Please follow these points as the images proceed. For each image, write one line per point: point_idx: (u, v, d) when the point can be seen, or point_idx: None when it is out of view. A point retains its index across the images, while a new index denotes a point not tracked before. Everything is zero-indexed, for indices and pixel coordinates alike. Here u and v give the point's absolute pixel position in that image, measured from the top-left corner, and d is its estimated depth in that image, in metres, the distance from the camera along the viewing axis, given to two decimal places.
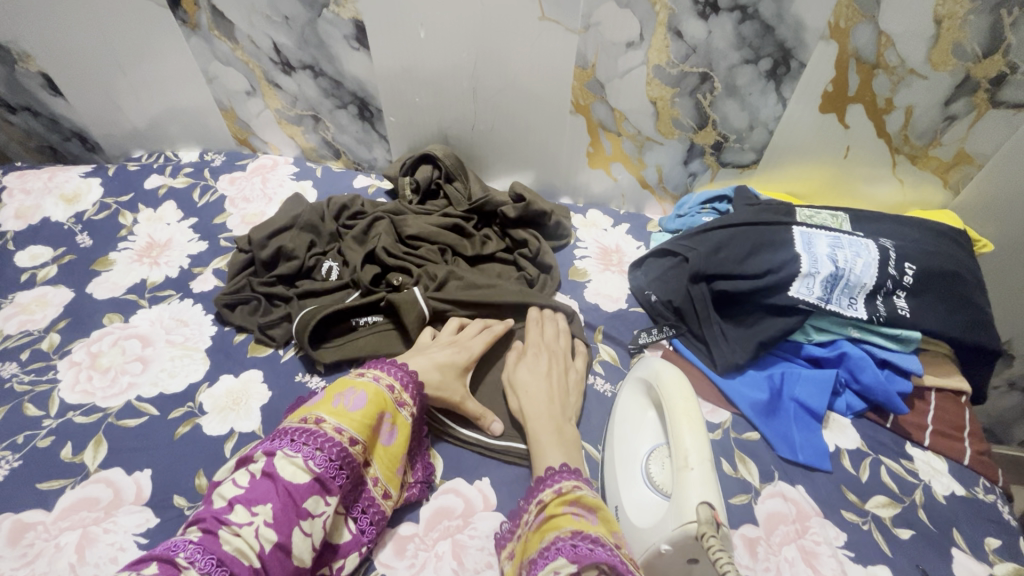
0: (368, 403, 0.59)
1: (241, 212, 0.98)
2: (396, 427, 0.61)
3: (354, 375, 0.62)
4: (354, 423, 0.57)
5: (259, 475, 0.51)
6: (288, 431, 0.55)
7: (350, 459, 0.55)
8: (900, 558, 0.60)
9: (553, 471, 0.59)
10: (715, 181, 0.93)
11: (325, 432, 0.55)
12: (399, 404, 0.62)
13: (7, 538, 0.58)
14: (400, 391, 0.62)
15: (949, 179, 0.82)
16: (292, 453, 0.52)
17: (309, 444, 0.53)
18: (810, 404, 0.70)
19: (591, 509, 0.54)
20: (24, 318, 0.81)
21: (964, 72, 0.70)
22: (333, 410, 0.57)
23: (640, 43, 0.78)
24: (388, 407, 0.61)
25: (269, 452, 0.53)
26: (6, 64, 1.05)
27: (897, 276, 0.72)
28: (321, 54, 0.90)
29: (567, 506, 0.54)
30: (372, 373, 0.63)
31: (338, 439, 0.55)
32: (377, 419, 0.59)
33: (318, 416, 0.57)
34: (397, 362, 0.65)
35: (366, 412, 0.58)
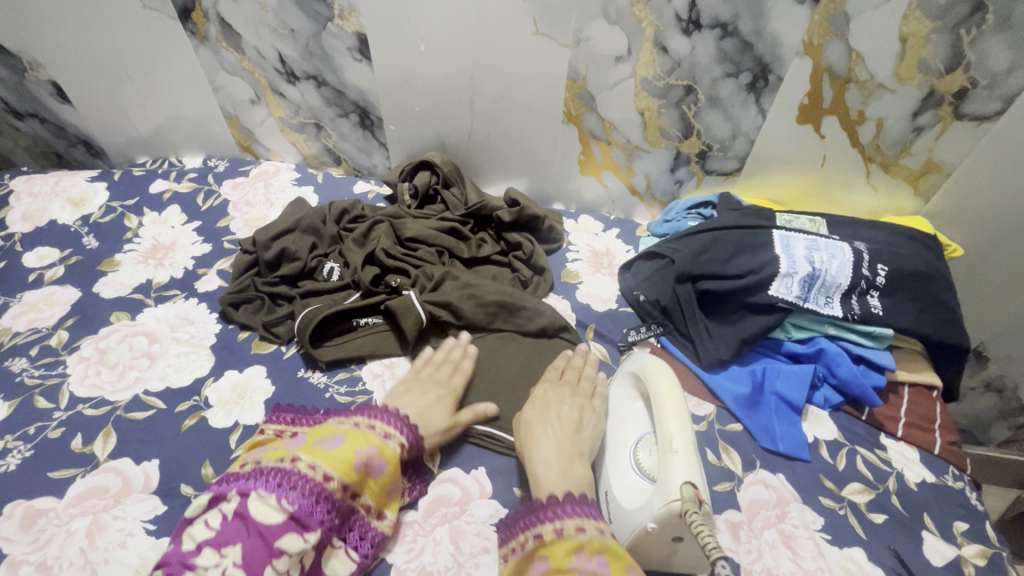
0: (346, 440, 0.58)
1: (244, 215, 1.01)
2: (384, 460, 0.59)
3: (337, 419, 0.62)
4: (331, 462, 0.56)
5: (231, 515, 0.51)
6: (263, 471, 0.54)
7: (328, 495, 0.54)
8: (873, 540, 0.63)
9: (555, 502, 0.56)
10: (701, 188, 0.97)
11: (300, 470, 0.54)
12: (385, 436, 0.61)
13: (20, 524, 0.60)
14: (384, 424, 0.61)
15: (919, 186, 0.87)
16: (265, 493, 0.52)
17: (285, 484, 0.53)
18: (790, 397, 0.74)
19: (602, 557, 0.50)
20: (33, 316, 0.83)
21: (928, 86, 0.76)
22: (311, 449, 0.56)
23: (629, 57, 0.82)
24: (371, 440, 0.59)
25: (242, 493, 0.52)
26: (16, 72, 1.08)
27: (870, 276, 0.77)
28: (325, 65, 0.94)
29: (572, 557, 0.50)
30: (354, 412, 0.62)
31: (313, 477, 0.54)
32: (359, 455, 0.57)
33: (294, 455, 0.56)
34: (386, 405, 0.64)
35: (345, 450, 0.57)
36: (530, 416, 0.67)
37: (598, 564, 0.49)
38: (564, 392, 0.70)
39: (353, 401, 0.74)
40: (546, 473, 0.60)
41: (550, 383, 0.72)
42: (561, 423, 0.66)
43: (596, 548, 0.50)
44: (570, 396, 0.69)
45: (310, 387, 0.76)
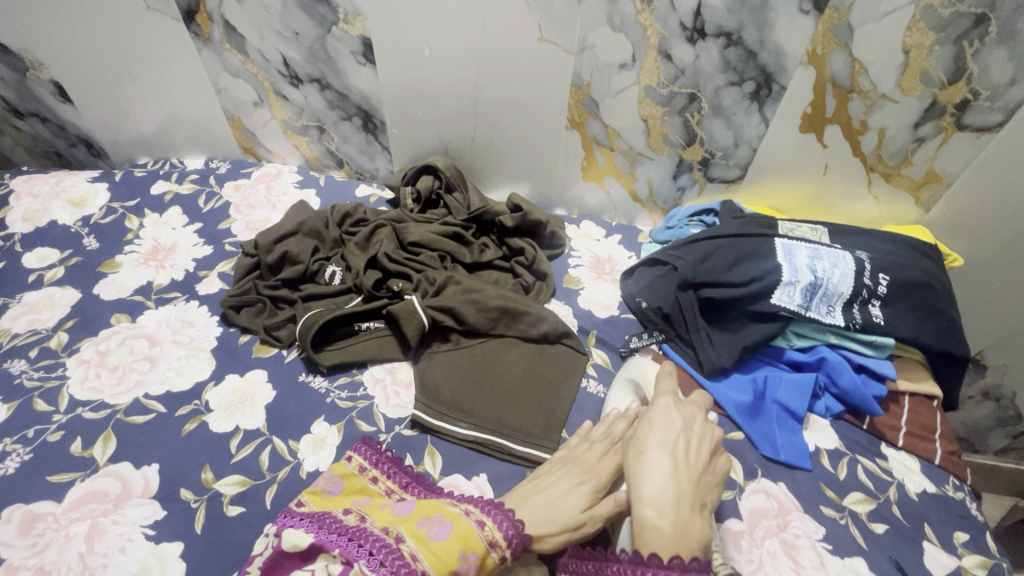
0: (451, 535, 0.52)
1: (245, 218, 1.01)
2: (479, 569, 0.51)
3: (450, 503, 0.58)
4: (431, 555, 0.51)
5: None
6: (368, 537, 0.52)
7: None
8: (875, 551, 0.63)
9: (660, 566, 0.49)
10: (702, 196, 0.98)
11: (401, 553, 0.51)
12: (490, 543, 0.53)
13: (18, 528, 0.60)
14: (493, 529, 0.54)
15: (920, 197, 0.87)
16: (367, 570, 0.49)
17: (385, 565, 0.49)
18: (791, 406, 0.74)
19: None
20: (32, 318, 0.83)
21: (931, 97, 0.76)
22: (415, 532, 0.53)
23: (633, 65, 0.83)
24: (474, 545, 0.52)
25: (346, 558, 0.50)
26: (17, 72, 1.08)
27: (872, 285, 0.77)
28: (329, 69, 0.94)
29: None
30: (467, 505, 0.57)
31: (412, 566, 0.49)
32: (458, 558, 0.51)
33: (398, 533, 0.53)
34: (501, 504, 0.57)
35: (445, 546, 0.51)
36: (642, 447, 0.59)
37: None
38: (681, 415, 0.62)
39: (354, 406, 0.74)
40: (656, 521, 0.52)
41: (670, 400, 0.64)
42: (677, 456, 0.57)
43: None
44: (679, 417, 0.62)
45: (311, 392, 0.75)
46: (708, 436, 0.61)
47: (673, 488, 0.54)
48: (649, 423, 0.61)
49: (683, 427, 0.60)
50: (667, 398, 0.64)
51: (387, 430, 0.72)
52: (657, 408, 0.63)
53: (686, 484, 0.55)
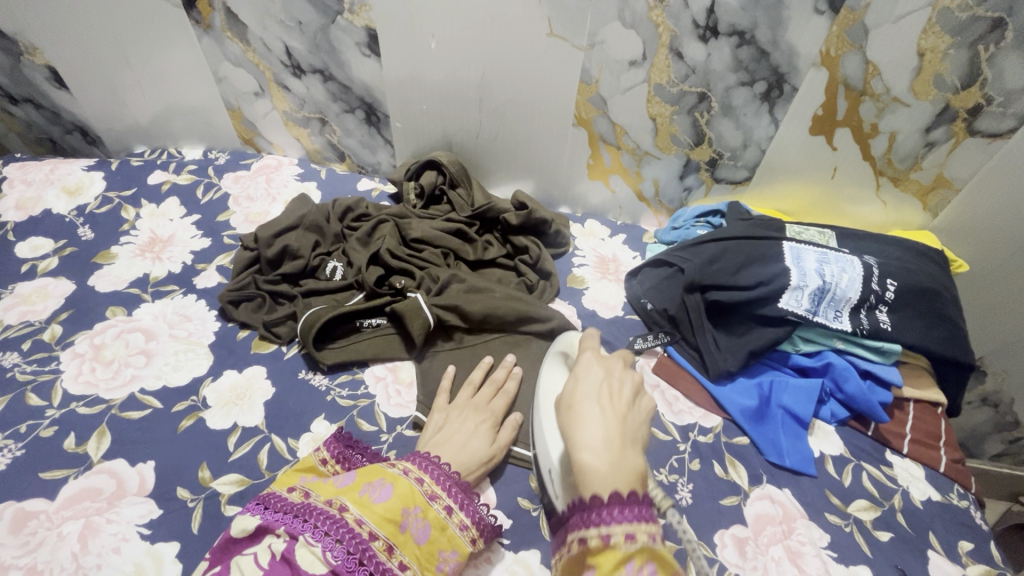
0: (395, 495, 0.53)
1: (244, 210, 0.99)
2: (428, 522, 0.53)
3: (385, 465, 0.57)
4: (378, 517, 0.51)
5: (278, 557, 0.47)
6: (314, 511, 0.50)
7: (371, 554, 0.48)
8: (879, 559, 0.63)
9: (599, 502, 0.46)
10: (709, 197, 0.97)
11: (345, 521, 0.50)
12: (431, 496, 0.56)
13: (10, 526, 0.58)
14: (432, 483, 0.57)
15: (928, 202, 0.87)
16: (313, 540, 0.48)
17: (331, 533, 0.48)
18: (797, 411, 0.74)
19: (652, 567, 0.43)
20: (25, 309, 0.81)
21: (943, 102, 0.75)
22: (359, 497, 0.52)
23: (643, 62, 0.81)
24: (418, 500, 0.54)
25: (291, 533, 0.48)
26: (12, 56, 1.05)
27: (879, 291, 0.76)
28: (332, 59, 0.92)
29: (621, 570, 0.43)
30: (402, 464, 0.58)
31: (358, 532, 0.49)
32: (403, 514, 0.52)
33: (342, 502, 0.51)
34: (426, 453, 0.60)
35: (391, 505, 0.52)
36: (573, 397, 0.56)
37: None
38: (604, 367, 0.60)
39: (355, 405, 0.73)
40: (593, 464, 0.48)
41: (592, 355, 0.63)
42: (604, 400, 0.55)
43: (647, 556, 0.43)
44: (600, 367, 0.60)
45: (312, 390, 0.74)
46: (632, 380, 0.58)
47: (603, 433, 0.50)
48: (574, 379, 0.59)
49: (605, 373, 0.59)
50: (589, 353, 0.63)
51: (389, 430, 0.71)
52: (580, 364, 0.61)
53: (614, 423, 0.51)
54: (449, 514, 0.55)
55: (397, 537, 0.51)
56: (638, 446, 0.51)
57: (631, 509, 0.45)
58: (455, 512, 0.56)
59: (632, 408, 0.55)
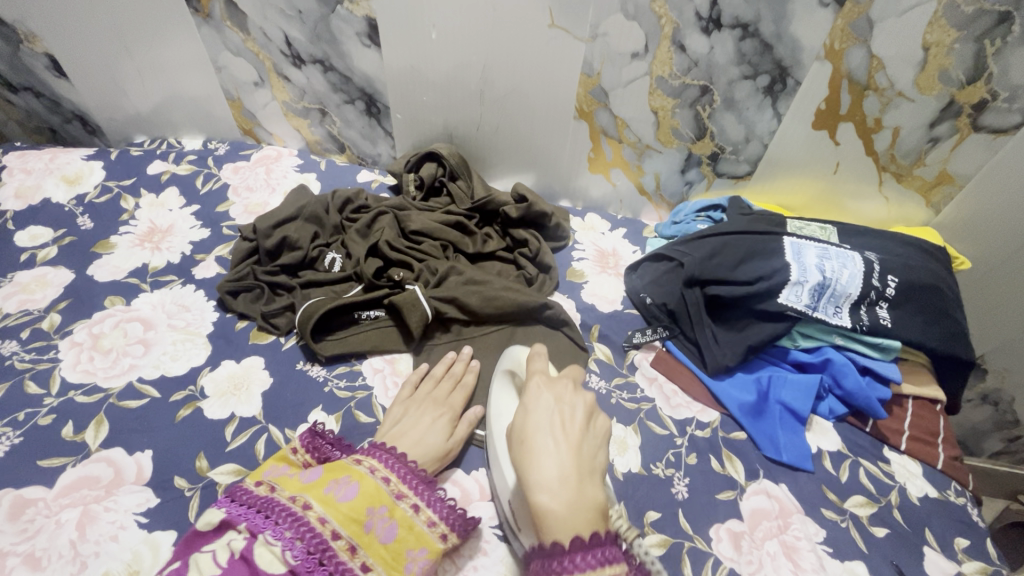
0: (359, 494, 0.52)
1: (244, 201, 0.99)
2: (395, 521, 0.53)
3: (351, 461, 0.57)
4: (341, 516, 0.50)
5: (237, 555, 0.47)
6: (275, 507, 0.50)
7: (331, 553, 0.48)
8: (875, 555, 0.63)
9: (563, 549, 0.44)
10: (710, 191, 0.96)
11: (308, 519, 0.50)
12: (398, 495, 0.55)
13: (7, 513, 0.59)
14: (398, 482, 0.56)
15: (931, 198, 0.86)
16: (273, 539, 0.47)
17: (292, 531, 0.48)
18: (796, 407, 0.73)
19: None
20: (24, 298, 0.81)
21: (948, 97, 0.74)
22: (323, 496, 0.51)
23: (645, 54, 0.80)
24: (383, 500, 0.53)
25: (251, 530, 0.48)
26: (11, 44, 1.05)
27: (880, 287, 0.76)
28: (332, 49, 0.92)
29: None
30: (369, 460, 0.57)
31: (320, 531, 0.49)
32: (368, 514, 0.52)
33: (306, 500, 0.51)
34: (386, 446, 0.60)
35: (355, 504, 0.52)
36: (526, 429, 0.53)
37: None
38: (553, 393, 0.57)
39: (353, 396, 0.73)
40: (550, 505, 0.47)
41: (540, 380, 0.59)
42: (556, 429, 0.52)
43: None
44: (549, 394, 0.57)
45: (310, 380, 0.74)
46: (581, 399, 0.56)
47: (561, 467, 0.49)
48: (524, 410, 0.56)
49: (555, 400, 0.56)
50: (537, 377, 0.60)
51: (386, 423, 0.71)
52: (530, 393, 0.58)
53: (568, 456, 0.50)
54: (417, 512, 0.54)
55: (361, 538, 0.50)
56: (596, 477, 0.50)
57: (596, 551, 0.44)
58: (423, 509, 0.55)
59: (585, 432, 0.53)
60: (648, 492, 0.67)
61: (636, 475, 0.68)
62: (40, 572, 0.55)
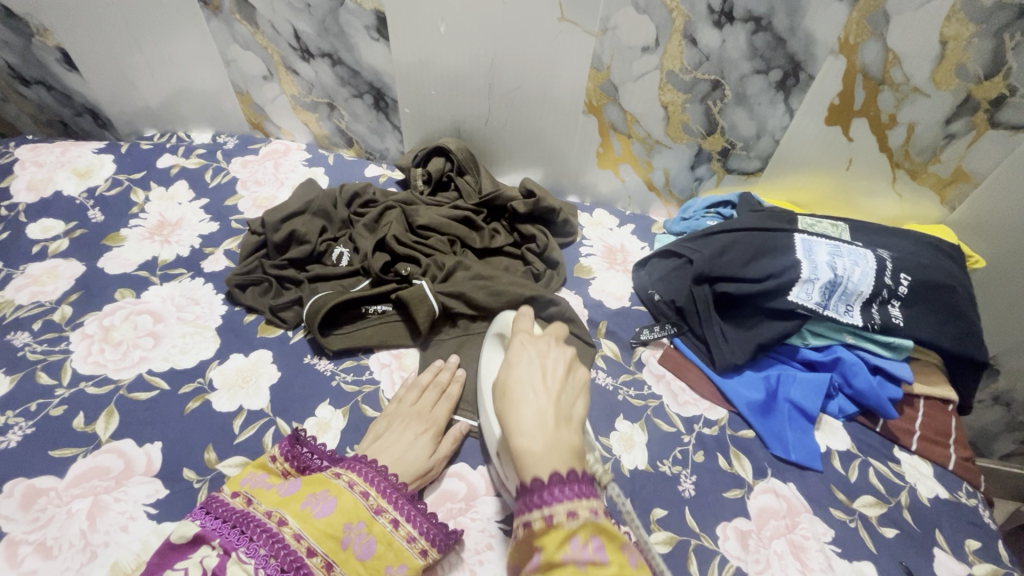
0: (336, 509, 0.53)
1: (252, 194, 0.99)
2: (373, 537, 0.53)
3: (330, 474, 0.57)
4: (316, 532, 0.51)
5: (209, 574, 0.48)
6: (250, 522, 0.51)
7: (304, 571, 0.48)
8: (884, 555, 0.62)
9: (541, 483, 0.45)
10: (720, 187, 0.95)
11: (282, 536, 0.50)
12: (376, 510, 0.55)
13: (20, 503, 0.59)
14: (377, 497, 0.56)
15: (946, 195, 0.84)
16: (245, 557, 0.49)
17: (263, 547, 0.49)
18: (805, 405, 0.73)
19: (597, 541, 0.43)
20: (36, 290, 0.82)
21: (965, 92, 0.73)
22: (299, 512, 0.52)
23: (655, 48, 0.80)
24: (362, 515, 0.54)
25: (225, 548, 0.49)
26: (23, 37, 1.05)
27: (892, 285, 0.75)
28: (341, 43, 0.91)
29: (566, 547, 0.42)
30: (348, 474, 0.58)
31: (294, 548, 0.49)
32: (345, 530, 0.52)
33: (282, 516, 0.52)
34: (367, 458, 0.60)
35: (332, 520, 0.52)
36: (508, 381, 0.53)
37: (595, 551, 0.42)
38: (536, 347, 0.57)
39: (360, 391, 0.73)
40: (529, 447, 0.47)
41: (524, 335, 0.59)
42: (537, 379, 0.53)
43: (590, 530, 0.43)
44: (533, 351, 0.56)
45: (317, 374, 0.74)
46: (564, 355, 0.56)
47: (539, 415, 0.49)
48: (506, 365, 0.55)
49: (537, 354, 0.55)
50: (521, 334, 0.59)
51: None
52: (514, 350, 0.57)
53: (548, 402, 0.50)
54: (396, 527, 0.55)
55: (338, 554, 0.51)
56: (574, 424, 0.50)
57: (572, 485, 0.44)
58: (402, 525, 0.55)
59: (568, 386, 0.53)
60: (654, 490, 0.66)
61: (643, 472, 0.68)
62: (51, 561, 0.55)
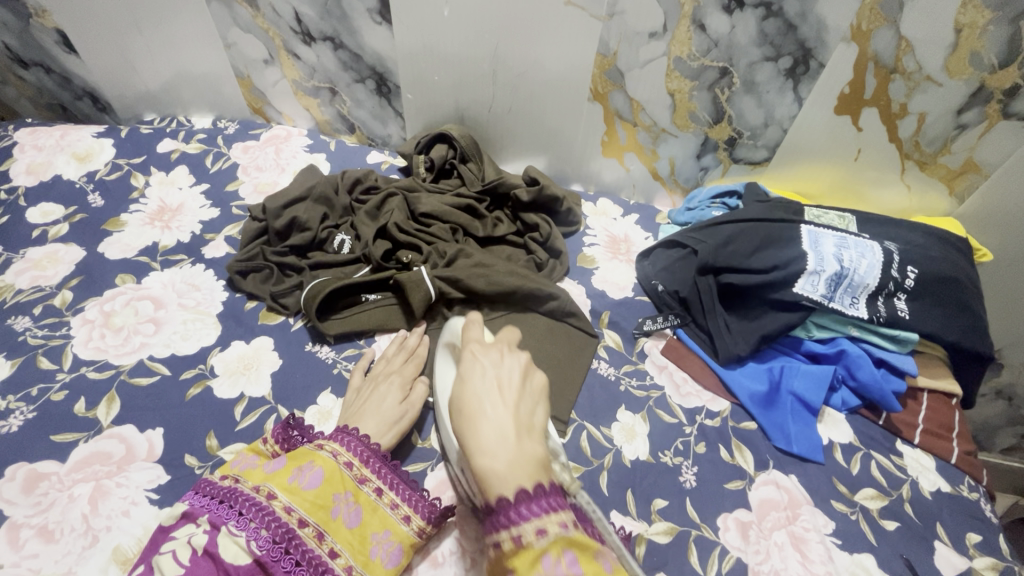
0: (324, 482, 0.56)
1: (253, 180, 0.98)
2: (359, 506, 0.56)
3: (313, 446, 0.59)
4: (306, 504, 0.54)
5: (200, 552, 0.49)
6: (239, 497, 0.53)
7: (297, 541, 0.51)
8: (885, 548, 0.62)
9: (505, 502, 0.41)
10: (726, 177, 0.94)
11: (273, 509, 0.53)
12: (360, 480, 0.58)
13: (22, 486, 0.60)
14: (361, 466, 0.59)
15: (955, 187, 0.83)
16: (236, 530, 0.50)
17: (255, 521, 0.51)
18: (808, 398, 0.72)
19: (572, 556, 0.39)
20: (36, 274, 0.81)
21: (979, 82, 0.71)
22: (287, 486, 0.54)
23: (663, 34, 0.78)
24: (347, 486, 0.57)
25: (213, 523, 0.51)
26: (20, 18, 1.04)
27: (899, 278, 0.74)
28: (343, 27, 0.90)
29: (538, 567, 0.38)
30: (331, 445, 0.60)
31: (285, 521, 0.52)
32: (333, 500, 0.55)
33: (270, 490, 0.54)
34: (349, 429, 0.62)
35: (320, 491, 0.55)
36: (465, 397, 0.49)
37: (568, 566, 0.38)
38: (489, 358, 0.53)
39: None
40: (492, 465, 0.43)
41: (475, 346, 0.55)
42: (492, 392, 0.49)
43: (562, 545, 0.39)
44: (486, 360, 0.53)
45: (318, 362, 0.74)
46: (517, 361, 0.53)
47: (501, 432, 0.45)
48: (460, 377, 0.51)
49: (491, 365, 0.52)
50: (472, 345, 0.55)
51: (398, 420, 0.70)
52: (465, 363, 0.53)
53: (508, 413, 0.47)
54: (379, 496, 0.58)
55: (328, 524, 0.54)
56: (536, 433, 0.47)
57: (541, 498, 0.41)
58: (385, 493, 0.58)
59: (528, 394, 0.51)
60: (655, 480, 0.66)
61: (644, 463, 0.68)
62: (53, 545, 0.56)
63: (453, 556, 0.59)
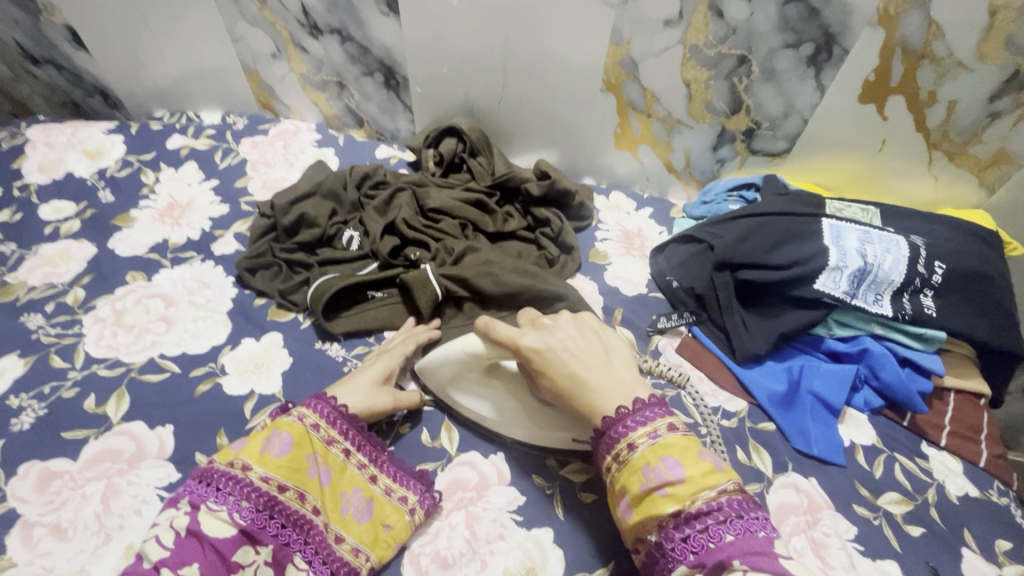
0: (295, 446, 0.57)
1: (262, 176, 0.97)
2: (328, 466, 0.59)
3: (282, 414, 0.60)
4: (281, 470, 0.56)
5: (183, 533, 0.51)
6: (215, 474, 0.54)
7: (280, 506, 0.54)
8: (909, 555, 0.60)
9: (618, 418, 0.51)
10: (744, 169, 0.91)
11: (250, 480, 0.54)
12: (329, 442, 0.60)
13: (35, 485, 0.60)
14: (328, 428, 0.60)
15: (985, 178, 0.79)
16: (216, 506, 0.52)
17: (235, 494, 0.53)
18: (828, 399, 0.70)
19: (670, 460, 0.48)
20: (49, 271, 0.82)
21: (1013, 67, 0.68)
22: (259, 456, 0.56)
23: (678, 21, 0.76)
24: (316, 447, 0.59)
25: (194, 503, 0.52)
26: (30, 14, 1.04)
27: (926, 274, 0.71)
28: (350, 19, 0.88)
29: (641, 478, 0.48)
30: (298, 409, 0.60)
31: (265, 489, 0.54)
32: (304, 462, 0.57)
33: (243, 462, 0.55)
34: (324, 395, 0.62)
35: (293, 455, 0.57)
36: (562, 379, 0.54)
37: (669, 469, 0.47)
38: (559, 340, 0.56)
39: None
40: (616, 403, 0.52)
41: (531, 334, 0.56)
42: (576, 360, 0.54)
43: (659, 454, 0.48)
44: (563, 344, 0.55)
45: (328, 360, 0.74)
46: (569, 319, 0.58)
47: (607, 378, 0.54)
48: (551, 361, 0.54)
49: (563, 345, 0.55)
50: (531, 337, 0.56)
51: (404, 421, 0.69)
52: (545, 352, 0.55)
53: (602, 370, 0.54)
54: (348, 456, 0.61)
55: (305, 485, 0.57)
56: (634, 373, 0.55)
57: (642, 412, 0.51)
58: (353, 453, 0.61)
59: (596, 337, 0.57)
60: None
61: None
62: (66, 543, 0.56)
63: (464, 558, 0.58)
